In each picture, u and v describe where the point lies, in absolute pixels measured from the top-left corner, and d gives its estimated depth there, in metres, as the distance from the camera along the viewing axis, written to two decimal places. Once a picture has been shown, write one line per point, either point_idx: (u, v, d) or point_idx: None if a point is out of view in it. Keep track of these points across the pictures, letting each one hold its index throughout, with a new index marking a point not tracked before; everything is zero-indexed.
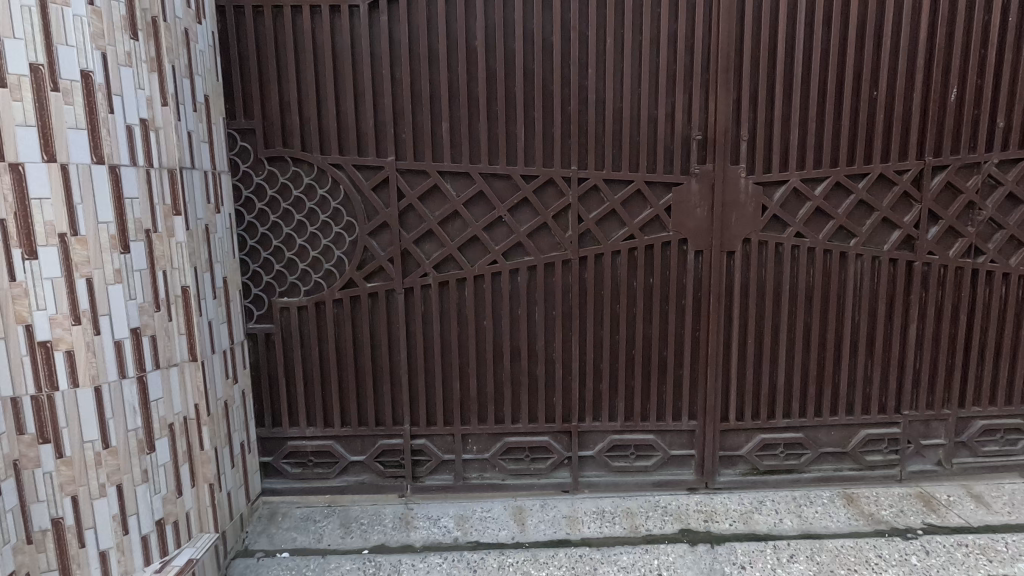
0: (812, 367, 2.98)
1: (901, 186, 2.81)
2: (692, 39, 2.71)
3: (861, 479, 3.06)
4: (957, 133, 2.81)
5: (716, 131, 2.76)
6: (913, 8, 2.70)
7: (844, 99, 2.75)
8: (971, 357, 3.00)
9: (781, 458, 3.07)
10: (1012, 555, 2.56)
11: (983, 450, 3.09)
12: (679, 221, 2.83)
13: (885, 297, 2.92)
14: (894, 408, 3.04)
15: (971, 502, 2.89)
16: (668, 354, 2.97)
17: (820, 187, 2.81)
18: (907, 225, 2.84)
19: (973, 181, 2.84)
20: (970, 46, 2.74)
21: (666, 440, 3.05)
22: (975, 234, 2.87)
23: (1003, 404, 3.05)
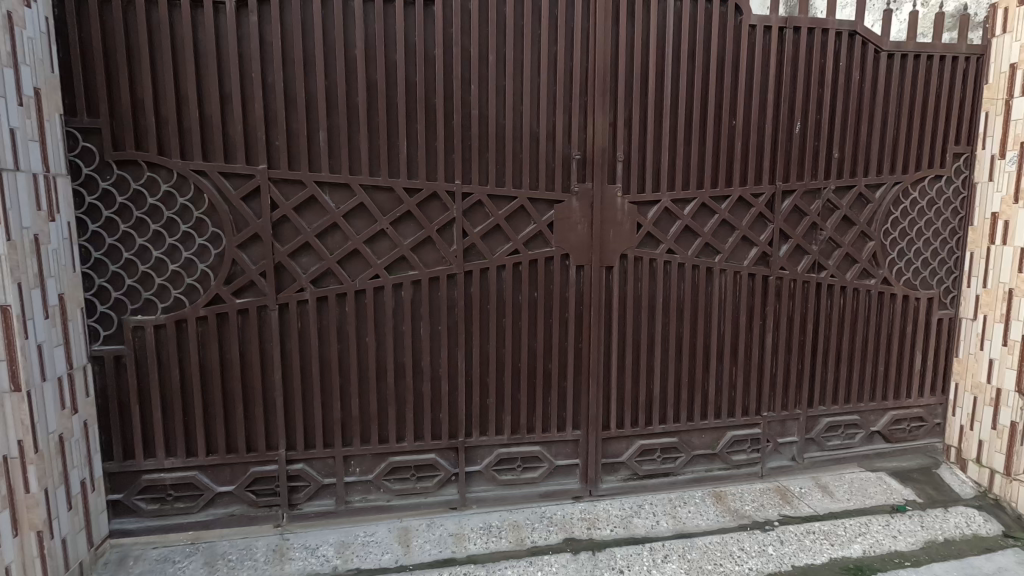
0: (684, 375, 3.18)
1: (757, 208, 3.09)
2: (571, 63, 2.82)
3: (729, 478, 3.30)
4: (801, 162, 3.14)
5: (593, 151, 2.88)
6: (763, 49, 3.00)
7: (708, 127, 2.98)
8: (817, 362, 3.34)
9: (658, 463, 3.23)
10: (850, 537, 2.92)
11: (829, 445, 3.44)
12: (561, 237, 2.91)
13: (745, 309, 3.18)
14: (755, 410, 3.31)
15: (818, 493, 3.23)
16: (552, 366, 3.04)
17: (688, 207, 3.02)
18: (763, 243, 3.12)
19: (815, 205, 3.17)
20: (810, 85, 3.08)
21: (552, 450, 3.11)
22: (818, 252, 3.21)
23: (843, 402, 3.43)
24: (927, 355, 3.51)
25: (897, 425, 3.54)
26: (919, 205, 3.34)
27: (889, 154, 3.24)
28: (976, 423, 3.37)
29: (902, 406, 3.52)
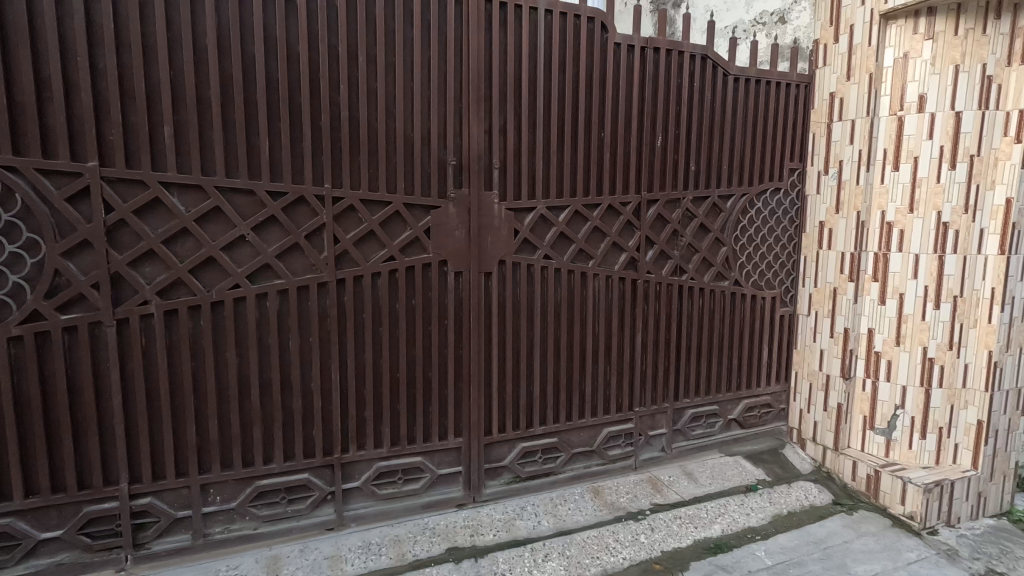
0: (562, 377, 3.28)
1: (625, 216, 3.27)
2: (445, 67, 2.80)
3: (606, 472, 3.45)
4: (664, 173, 3.38)
5: (469, 158, 2.89)
6: (627, 66, 3.19)
7: (579, 138, 3.11)
8: (682, 358, 3.60)
9: (540, 463, 3.30)
10: (711, 519, 3.20)
11: (693, 434, 3.73)
12: (438, 243, 2.88)
13: (617, 310, 3.35)
14: (628, 406, 3.50)
15: (685, 479, 3.50)
16: (432, 374, 2.99)
17: (562, 214, 3.12)
18: (631, 249, 3.32)
19: (676, 213, 3.42)
20: (670, 102, 3.33)
21: (434, 460, 3.05)
22: (679, 257, 3.46)
23: (705, 395, 3.73)
24: (773, 348, 3.91)
25: (751, 412, 3.90)
26: (763, 214, 3.72)
27: (737, 168, 3.58)
28: (812, 406, 3.82)
29: (753, 395, 3.90)
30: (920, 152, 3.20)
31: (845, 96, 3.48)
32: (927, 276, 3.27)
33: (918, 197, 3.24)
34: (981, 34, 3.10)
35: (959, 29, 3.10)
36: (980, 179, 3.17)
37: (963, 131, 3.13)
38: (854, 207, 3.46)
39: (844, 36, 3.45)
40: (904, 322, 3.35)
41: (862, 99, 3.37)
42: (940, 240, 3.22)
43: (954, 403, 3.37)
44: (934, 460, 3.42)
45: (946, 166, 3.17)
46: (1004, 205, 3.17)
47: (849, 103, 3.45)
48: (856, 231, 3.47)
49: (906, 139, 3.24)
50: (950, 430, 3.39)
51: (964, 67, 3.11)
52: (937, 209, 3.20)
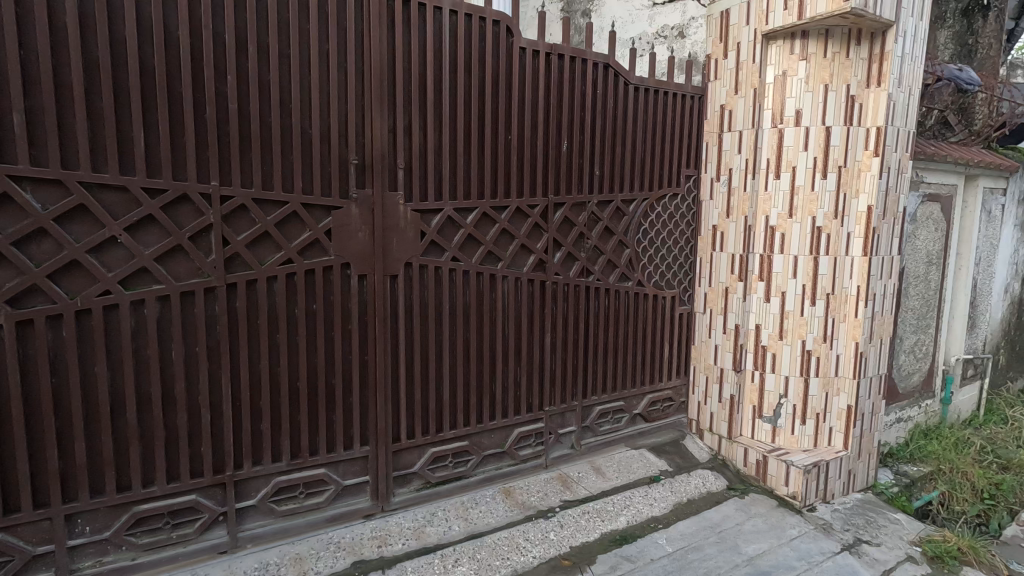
0: (472, 379, 3.26)
1: (532, 218, 3.31)
2: (345, 62, 2.70)
3: (517, 473, 3.48)
4: (570, 177, 3.46)
5: (373, 157, 2.80)
6: (532, 71, 3.24)
7: (486, 140, 3.12)
8: (589, 356, 3.70)
9: (450, 468, 3.26)
10: (617, 511, 3.32)
11: (601, 430, 3.84)
12: (340, 246, 2.77)
13: (526, 312, 3.39)
14: (538, 406, 3.54)
15: (593, 475, 3.60)
16: (336, 381, 2.87)
17: (470, 216, 3.11)
18: (539, 251, 3.36)
19: (582, 216, 3.52)
20: (574, 107, 3.41)
21: (339, 471, 2.93)
22: (585, 259, 3.56)
23: (612, 392, 3.86)
24: (674, 345, 4.11)
25: (654, 406, 4.09)
26: (662, 218, 3.91)
27: (639, 173, 3.74)
28: (708, 398, 4.06)
29: (656, 390, 4.08)
30: (796, 162, 3.51)
31: (733, 108, 3.73)
32: (804, 276, 3.59)
33: (796, 203, 3.55)
34: (846, 57, 3.44)
35: (827, 51, 3.42)
36: (847, 188, 3.52)
37: (831, 144, 3.47)
38: (742, 212, 3.72)
39: (732, 53, 3.70)
40: (786, 318, 3.66)
41: (748, 111, 3.63)
42: (814, 242, 3.55)
43: (828, 390, 3.72)
44: (812, 442, 3.76)
45: (818, 176, 3.49)
46: (866, 211, 3.53)
47: (737, 115, 3.71)
48: (744, 234, 3.74)
49: (785, 149, 3.54)
50: (825, 415, 3.74)
51: (831, 86, 3.44)
52: (811, 214, 3.53)
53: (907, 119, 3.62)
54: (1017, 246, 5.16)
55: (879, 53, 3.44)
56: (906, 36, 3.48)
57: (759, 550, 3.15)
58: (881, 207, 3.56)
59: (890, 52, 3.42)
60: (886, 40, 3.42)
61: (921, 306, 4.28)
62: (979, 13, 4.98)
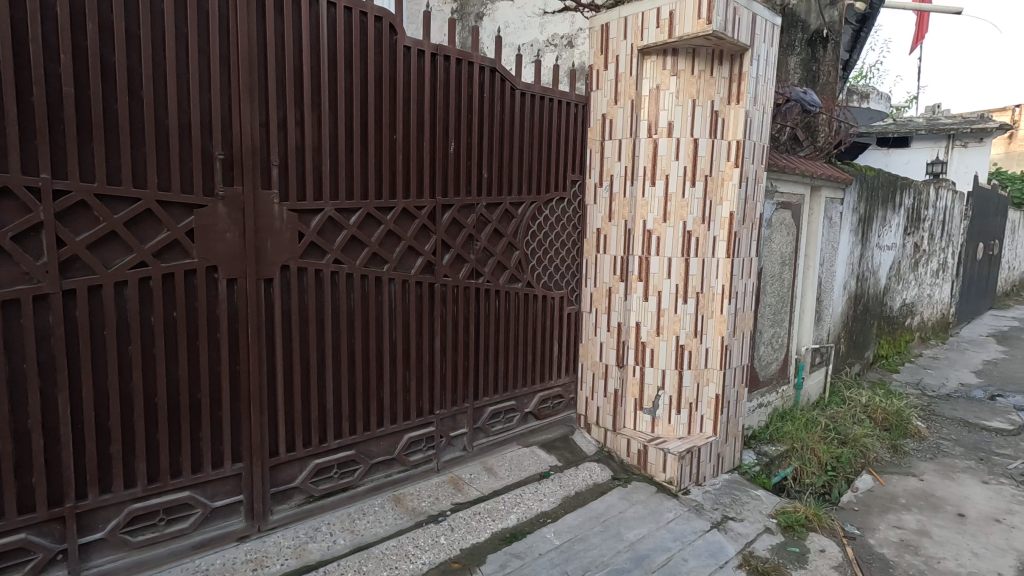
0: (357, 385, 3.14)
1: (419, 220, 3.26)
2: (207, 48, 2.49)
3: (408, 479, 3.40)
4: (458, 179, 3.45)
5: (241, 152, 2.61)
6: (417, 71, 3.19)
7: (368, 138, 3.02)
8: (480, 357, 3.72)
9: (336, 479, 3.12)
10: (508, 510, 3.36)
11: (493, 430, 3.87)
12: (205, 247, 2.54)
13: (414, 315, 3.33)
14: (428, 410, 3.50)
15: (485, 475, 3.62)
16: (202, 395, 2.63)
17: (353, 217, 2.99)
18: (427, 253, 3.32)
19: (471, 218, 3.52)
20: (461, 110, 3.41)
21: (207, 492, 2.70)
22: (474, 261, 3.57)
23: (503, 392, 3.91)
24: (563, 343, 4.24)
25: (544, 404, 4.20)
26: (550, 221, 4.02)
27: (527, 176, 3.81)
28: (595, 394, 4.24)
29: (546, 388, 4.19)
30: (669, 170, 3.78)
31: (613, 117, 3.94)
32: (677, 276, 3.88)
33: (669, 209, 3.82)
34: (710, 75, 3.75)
35: (694, 69, 3.71)
36: (712, 195, 3.85)
37: (699, 154, 3.77)
38: (622, 216, 3.94)
39: (612, 65, 3.90)
40: (662, 315, 3.92)
41: (627, 121, 3.85)
42: (686, 245, 3.84)
43: (699, 381, 4.03)
44: (687, 430, 4.05)
45: (688, 184, 3.78)
46: (729, 217, 3.88)
47: (617, 124, 3.92)
48: (625, 236, 3.95)
49: (659, 158, 3.79)
50: (697, 404, 4.06)
51: (698, 101, 3.74)
52: (683, 219, 3.82)
53: (762, 134, 4.02)
54: (853, 249, 5.93)
55: (737, 73, 3.79)
56: (759, 59, 3.86)
57: (639, 535, 3.35)
58: (741, 214, 3.94)
59: (746, 73, 3.78)
60: (743, 62, 3.78)
61: (777, 302, 4.78)
62: (821, 44, 5.67)
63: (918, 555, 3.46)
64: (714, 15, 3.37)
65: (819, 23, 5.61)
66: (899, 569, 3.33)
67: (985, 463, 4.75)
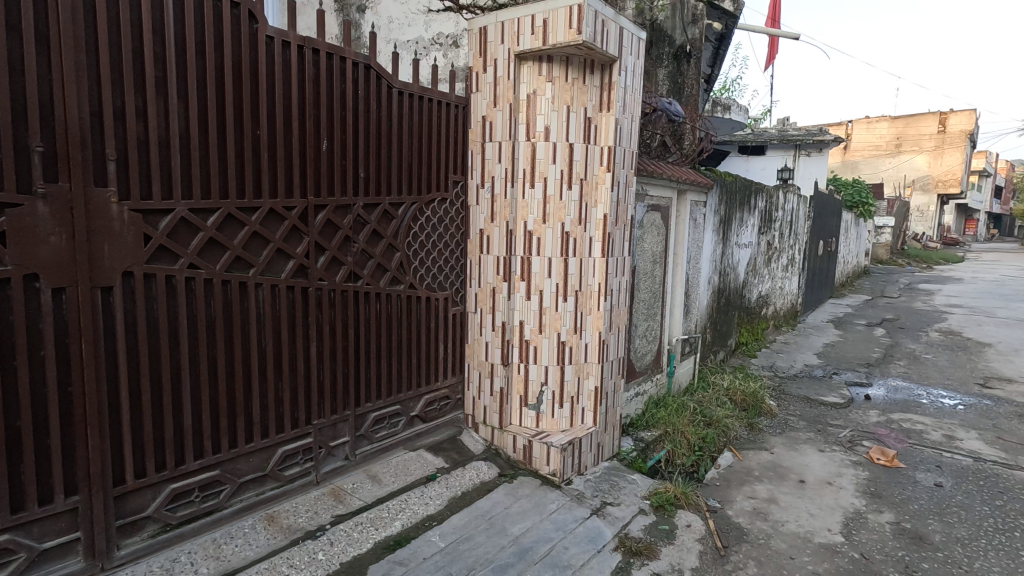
0: (221, 399, 2.91)
1: (289, 221, 3.08)
2: (19, 24, 2.17)
3: (282, 495, 3.21)
4: (331, 178, 3.30)
5: (68, 144, 2.30)
6: (282, 63, 3.02)
7: (227, 133, 2.81)
8: (361, 362, 3.60)
9: (197, 504, 2.87)
10: (392, 517, 3.30)
11: (377, 437, 3.77)
12: (22, 252, 2.22)
13: (286, 321, 3.15)
14: (305, 421, 3.32)
15: (368, 483, 3.52)
16: (23, 422, 2.30)
17: (211, 218, 2.76)
18: (299, 256, 3.15)
19: (347, 219, 3.39)
20: (332, 107, 3.28)
21: (33, 533, 2.37)
22: (352, 263, 3.44)
23: (387, 397, 3.81)
24: (448, 345, 4.24)
25: (431, 406, 4.16)
26: (432, 222, 3.98)
27: (407, 176, 3.75)
28: (481, 393, 4.28)
29: (432, 390, 4.16)
30: (547, 173, 3.91)
31: (493, 120, 3.99)
32: (557, 275, 4.03)
33: (548, 210, 3.95)
34: (583, 83, 3.93)
35: (568, 76, 3.86)
36: (587, 198, 4.04)
37: (574, 159, 3.94)
38: (504, 217, 4.01)
39: (490, 68, 3.95)
40: (544, 313, 4.05)
41: (506, 124, 3.92)
42: (564, 245, 3.99)
43: (579, 375, 4.22)
44: (569, 423, 4.22)
45: (565, 187, 3.94)
46: (603, 218, 4.09)
47: (496, 127, 3.97)
48: (507, 237, 4.03)
49: (537, 161, 3.90)
50: (578, 397, 4.24)
51: (572, 107, 3.90)
52: (561, 220, 3.97)
53: (631, 141, 4.28)
54: (716, 247, 6.52)
55: (607, 83, 4.00)
56: (627, 71, 4.10)
57: (523, 529, 3.43)
58: (614, 216, 4.16)
59: (616, 83, 4.00)
60: (613, 72, 3.99)
61: (650, 298, 5.13)
62: (685, 59, 6.15)
63: (767, 521, 3.89)
64: (584, 26, 3.53)
65: (683, 39, 6.08)
66: (751, 535, 3.71)
67: (822, 433, 5.46)
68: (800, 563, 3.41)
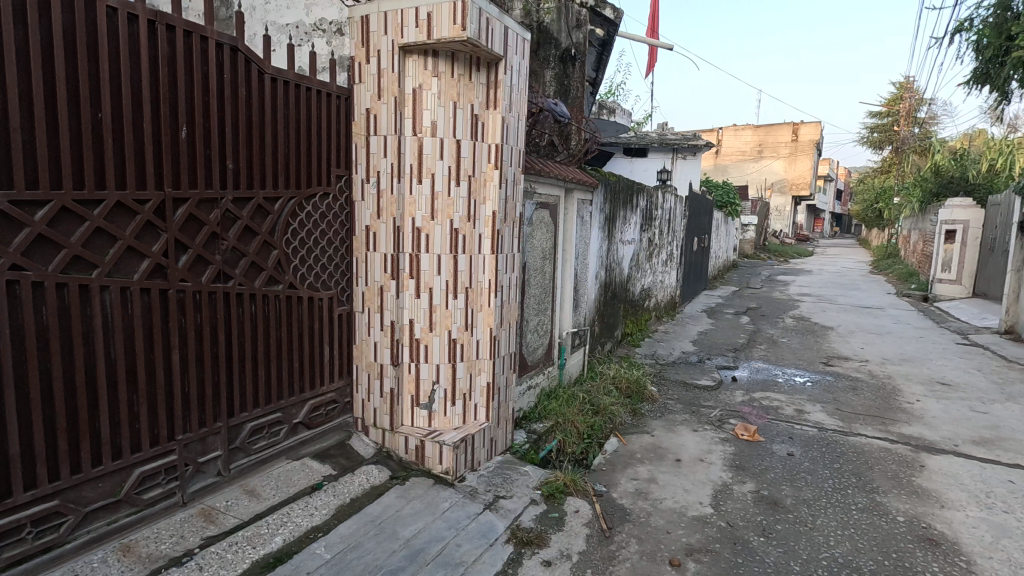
0: (60, 419, 2.55)
1: (142, 216, 2.75)
2: None
3: (141, 521, 2.89)
4: (193, 169, 3.00)
5: None
6: (128, 38, 2.69)
7: (58, 114, 2.45)
8: (234, 370, 3.32)
9: (29, 541, 2.50)
10: (271, 533, 3.10)
11: (254, 449, 3.51)
12: None
13: (141, 328, 2.82)
14: (167, 437, 3.01)
15: (245, 500, 3.28)
16: None
17: (40, 212, 2.40)
18: (155, 254, 2.83)
19: (214, 215, 3.11)
20: (192, 91, 2.98)
21: None
22: (221, 262, 3.16)
23: (265, 405, 3.55)
24: (334, 346, 4.05)
25: (316, 412, 3.95)
26: (313, 218, 3.77)
27: (283, 169, 3.51)
28: (371, 395, 4.15)
29: (317, 394, 3.95)
30: (435, 168, 3.86)
31: (377, 113, 3.86)
32: (447, 272, 4.00)
33: (436, 207, 3.91)
34: (469, 80, 3.92)
35: (454, 72, 3.83)
36: (476, 195, 4.04)
37: (461, 155, 3.92)
38: (391, 214, 3.90)
39: (373, 59, 3.82)
40: (434, 311, 4.01)
41: (390, 117, 3.81)
42: (453, 242, 3.97)
43: (471, 371, 4.22)
44: (462, 420, 4.21)
45: (453, 183, 3.92)
46: (492, 215, 4.12)
47: (381, 120, 3.85)
48: (394, 234, 3.92)
49: (424, 157, 3.83)
50: (470, 394, 4.25)
51: (459, 103, 3.88)
52: (449, 217, 3.94)
53: (518, 139, 4.34)
54: (601, 244, 6.84)
55: (493, 81, 4.03)
56: (513, 70, 4.15)
57: (415, 531, 3.38)
58: (502, 213, 4.21)
59: (501, 81, 4.04)
60: (499, 71, 4.02)
61: (540, 293, 5.27)
62: (570, 62, 6.37)
63: (647, 500, 4.16)
64: (468, 23, 3.51)
65: (568, 42, 6.28)
66: (633, 515, 3.95)
67: (695, 414, 5.94)
68: (675, 536, 3.69)
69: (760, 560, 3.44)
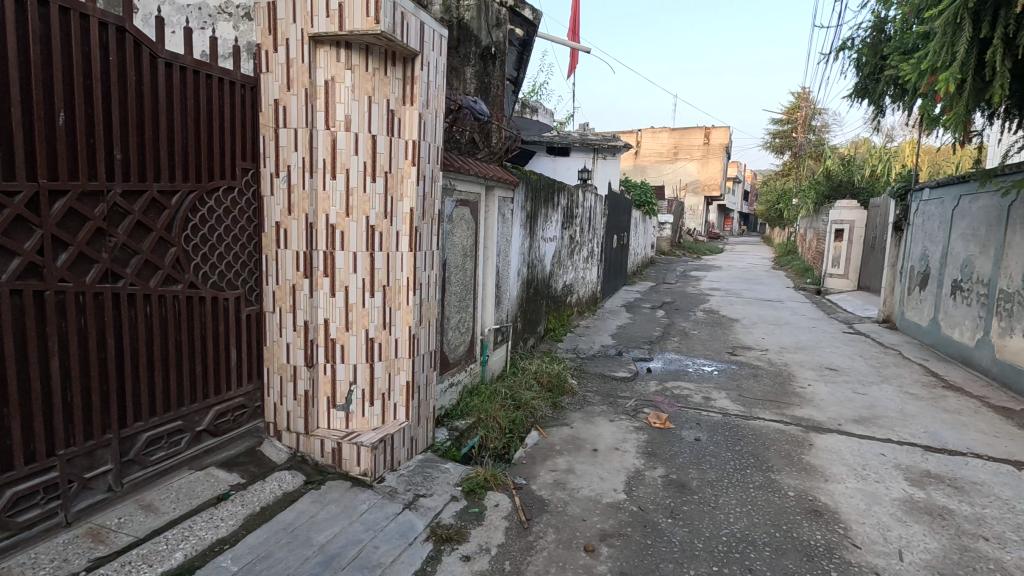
0: None
1: (11, 209, 2.48)
2: None
3: (15, 547, 2.62)
4: (74, 159, 2.74)
5: None
6: None
7: None
8: (127, 376, 3.08)
9: None
10: (171, 548, 2.91)
11: (151, 460, 3.27)
12: None
13: (12, 334, 2.55)
14: (46, 452, 2.74)
15: (140, 515, 3.05)
16: None
17: None
18: (29, 252, 2.56)
19: (99, 209, 2.86)
20: (72, 73, 2.72)
21: None
22: (108, 260, 2.92)
23: (163, 413, 3.32)
24: (241, 349, 3.85)
25: (222, 418, 3.74)
26: (216, 213, 3.56)
27: (180, 160, 3.28)
28: (283, 398, 3.99)
29: (223, 400, 3.74)
30: (349, 163, 3.76)
31: (287, 104, 3.70)
32: (363, 270, 3.92)
33: (351, 203, 3.81)
34: (384, 74, 3.84)
35: (368, 65, 3.74)
36: (393, 191, 3.97)
37: (377, 151, 3.85)
38: (302, 210, 3.75)
39: (282, 48, 3.66)
40: (350, 310, 3.91)
41: (301, 109, 3.67)
42: (369, 239, 3.89)
43: (390, 370, 4.15)
44: (381, 420, 4.14)
45: (368, 179, 3.83)
46: (409, 213, 4.07)
47: (291, 112, 3.70)
48: (306, 230, 3.77)
49: (338, 152, 3.72)
50: (390, 393, 4.18)
51: (374, 98, 3.79)
52: (365, 214, 3.85)
53: (436, 136, 4.31)
54: (523, 241, 6.94)
55: (410, 76, 3.98)
56: (430, 66, 4.12)
57: (330, 535, 3.30)
58: (421, 210, 4.16)
59: (418, 77, 3.99)
60: (415, 67, 3.98)
61: (461, 290, 5.27)
62: (491, 60, 6.39)
63: (565, 490, 4.29)
64: (381, 16, 3.44)
65: (488, 40, 6.31)
66: (551, 505, 4.06)
67: (613, 405, 6.19)
68: (590, 523, 3.84)
69: (668, 540, 3.65)
